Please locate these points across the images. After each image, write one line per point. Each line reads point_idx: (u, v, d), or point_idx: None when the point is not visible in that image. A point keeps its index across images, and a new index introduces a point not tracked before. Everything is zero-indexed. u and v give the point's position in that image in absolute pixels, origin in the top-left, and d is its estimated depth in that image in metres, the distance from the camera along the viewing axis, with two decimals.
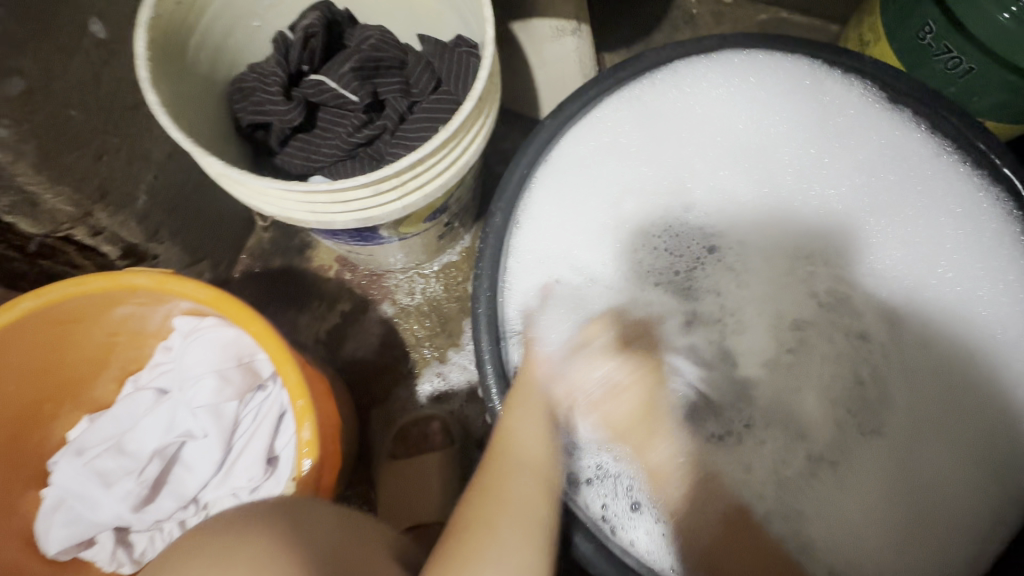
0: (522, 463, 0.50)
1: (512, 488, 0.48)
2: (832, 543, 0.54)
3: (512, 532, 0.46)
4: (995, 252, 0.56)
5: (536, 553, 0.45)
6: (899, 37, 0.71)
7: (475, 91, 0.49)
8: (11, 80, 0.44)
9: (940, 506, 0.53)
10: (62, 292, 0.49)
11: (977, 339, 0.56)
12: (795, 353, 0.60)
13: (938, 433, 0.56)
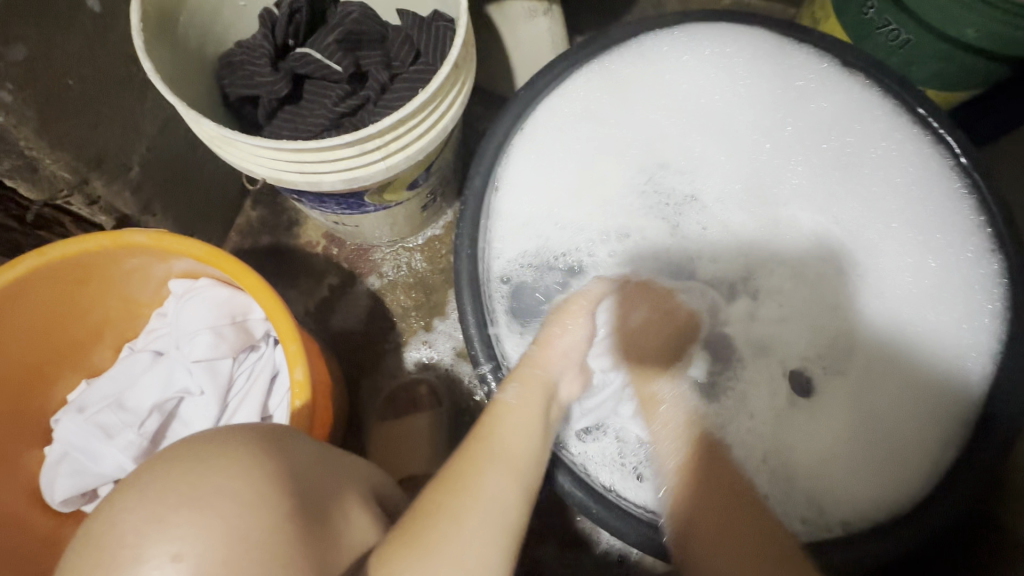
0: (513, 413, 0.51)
1: (501, 437, 0.49)
2: (803, 476, 0.57)
3: (499, 476, 0.46)
4: (944, 198, 0.61)
5: (522, 497, 0.46)
6: (846, 12, 0.76)
7: (452, 57, 0.53)
8: (13, 47, 0.47)
9: (898, 438, 0.57)
10: (65, 250, 0.52)
11: (929, 279, 0.60)
12: (759, 302, 0.65)
13: (896, 371, 0.59)
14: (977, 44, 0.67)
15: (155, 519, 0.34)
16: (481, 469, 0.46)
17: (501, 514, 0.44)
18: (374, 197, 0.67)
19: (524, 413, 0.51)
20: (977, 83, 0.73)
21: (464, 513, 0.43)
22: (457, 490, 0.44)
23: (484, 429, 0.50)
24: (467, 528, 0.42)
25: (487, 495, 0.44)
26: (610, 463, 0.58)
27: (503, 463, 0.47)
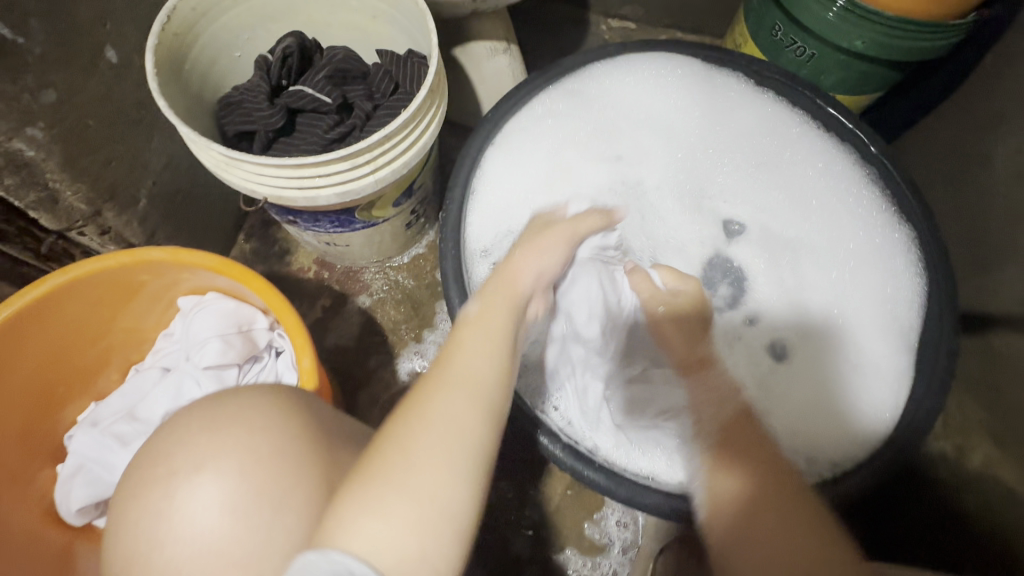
0: (473, 322, 0.48)
1: (455, 363, 0.44)
2: (788, 430, 0.65)
3: (452, 412, 0.41)
4: (863, 181, 0.71)
5: (484, 431, 0.41)
6: (760, 37, 0.90)
7: (428, 82, 0.62)
8: (46, 92, 0.53)
9: (854, 382, 0.67)
10: (86, 268, 0.57)
11: (869, 246, 0.71)
12: (724, 277, 0.77)
13: (847, 328, 0.70)
14: (867, 53, 0.80)
15: (204, 436, 0.44)
16: (433, 386, 0.43)
17: (450, 453, 0.39)
18: (364, 214, 0.74)
19: (486, 342, 0.47)
20: (875, 87, 0.87)
21: (424, 433, 0.40)
22: (418, 393, 0.42)
23: (447, 347, 0.47)
24: (428, 442, 0.39)
25: (444, 407, 0.41)
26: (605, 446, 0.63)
27: (457, 386, 0.43)
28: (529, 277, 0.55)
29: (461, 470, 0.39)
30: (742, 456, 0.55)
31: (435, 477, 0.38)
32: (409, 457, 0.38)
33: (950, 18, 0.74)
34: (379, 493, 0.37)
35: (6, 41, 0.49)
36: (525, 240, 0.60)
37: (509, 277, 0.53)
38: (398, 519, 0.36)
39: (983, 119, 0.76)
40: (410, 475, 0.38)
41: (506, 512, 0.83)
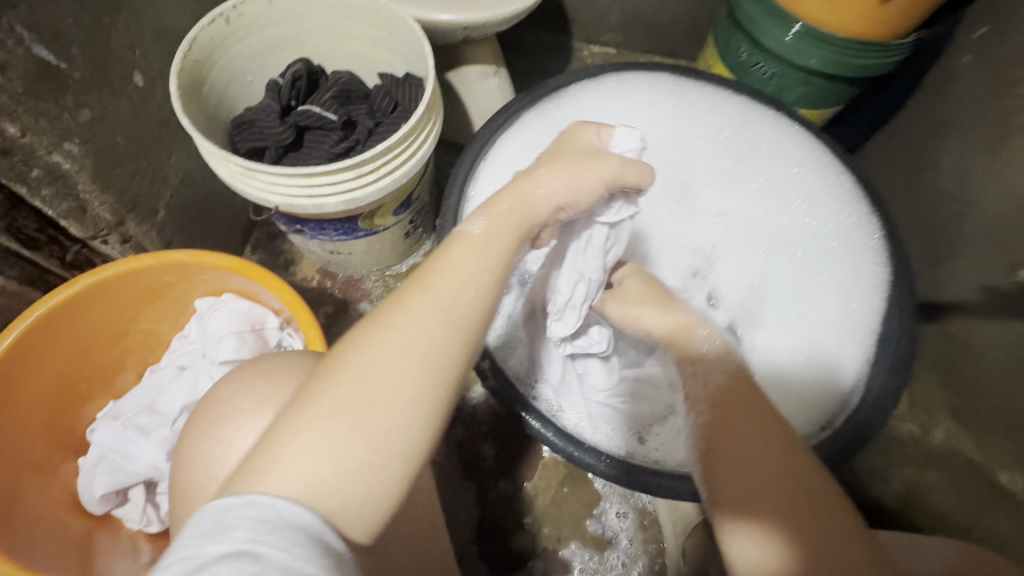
0: (472, 244, 0.46)
1: (440, 285, 0.43)
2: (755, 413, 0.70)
3: (416, 340, 0.40)
4: (826, 182, 0.77)
5: (448, 365, 0.41)
6: (727, 58, 0.99)
7: (426, 99, 0.69)
8: (82, 112, 0.59)
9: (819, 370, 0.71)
10: (115, 270, 0.63)
11: (832, 243, 0.76)
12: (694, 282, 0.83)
13: (810, 321, 0.75)
14: (822, 70, 0.88)
15: (241, 392, 0.47)
16: (411, 304, 0.42)
17: (405, 381, 0.39)
18: (366, 222, 0.80)
19: (477, 268, 0.45)
20: (834, 101, 0.95)
21: (382, 358, 0.39)
22: (395, 308, 0.42)
23: (434, 263, 0.45)
24: (391, 364, 0.39)
25: (417, 329, 0.41)
26: (582, 428, 0.66)
27: (438, 311, 0.42)
28: (549, 196, 0.50)
29: (418, 403, 0.39)
30: (738, 436, 0.50)
31: (390, 404, 0.38)
32: (368, 375, 0.38)
33: (891, 39, 0.83)
34: (331, 409, 0.37)
35: (51, 66, 0.55)
36: (551, 159, 0.54)
37: (524, 194, 0.50)
38: (343, 440, 0.36)
39: (929, 127, 0.83)
40: (366, 396, 0.38)
41: (503, 505, 0.87)
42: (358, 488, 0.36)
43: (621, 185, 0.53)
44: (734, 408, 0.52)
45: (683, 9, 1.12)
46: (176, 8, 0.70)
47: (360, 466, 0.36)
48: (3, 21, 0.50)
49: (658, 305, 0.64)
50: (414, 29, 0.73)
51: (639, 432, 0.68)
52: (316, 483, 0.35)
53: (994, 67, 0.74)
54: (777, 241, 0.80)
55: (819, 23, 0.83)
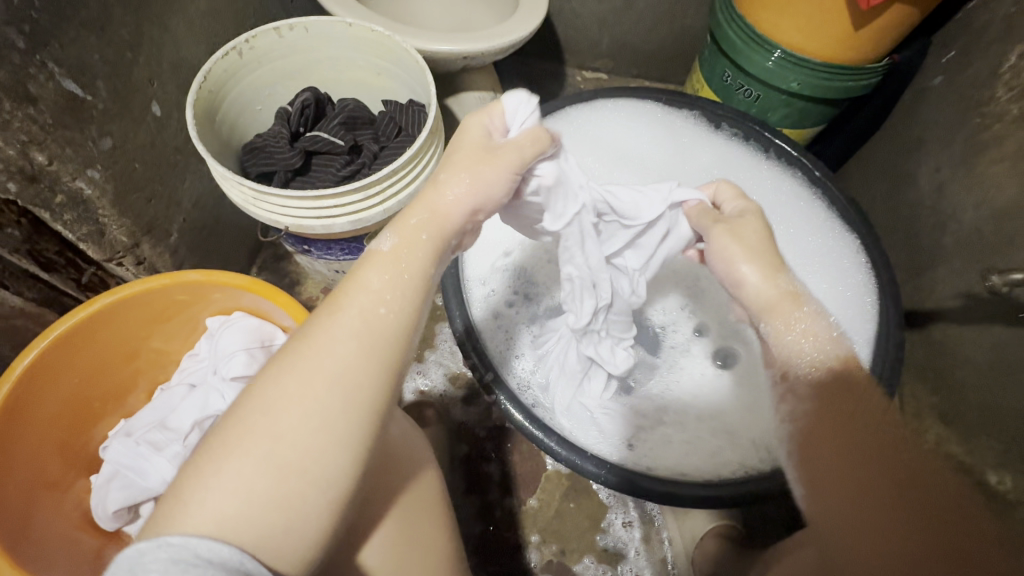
0: (382, 263, 0.44)
1: (351, 309, 0.41)
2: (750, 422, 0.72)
3: (333, 367, 0.39)
4: (807, 204, 0.81)
5: (366, 392, 0.39)
6: (713, 82, 1.04)
7: (429, 126, 0.73)
8: (105, 140, 0.63)
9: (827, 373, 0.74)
10: (132, 289, 0.65)
11: (823, 257, 0.80)
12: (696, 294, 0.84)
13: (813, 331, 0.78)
14: (802, 92, 0.93)
15: None
16: (320, 332, 0.40)
17: (316, 413, 0.38)
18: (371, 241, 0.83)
19: (398, 288, 0.43)
20: (815, 121, 1.00)
21: (298, 389, 0.38)
22: (306, 335, 0.41)
23: (345, 285, 0.43)
24: (299, 393, 0.38)
25: (328, 357, 0.39)
26: (581, 437, 0.68)
27: (352, 335, 0.40)
28: (468, 197, 0.46)
29: (334, 433, 0.38)
30: (826, 432, 0.48)
31: (305, 434, 0.37)
32: (278, 404, 0.38)
33: (867, 63, 0.88)
34: (242, 442, 0.37)
35: (79, 99, 0.58)
36: (448, 155, 0.48)
37: (432, 201, 0.46)
38: (254, 473, 0.36)
39: (906, 144, 0.88)
40: (277, 426, 0.37)
41: (507, 520, 0.88)
42: (274, 520, 0.36)
43: (530, 158, 0.48)
44: (822, 408, 0.49)
45: (670, 36, 1.18)
46: (193, 43, 0.74)
47: (273, 500, 0.36)
48: (37, 58, 0.54)
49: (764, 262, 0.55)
50: (417, 61, 0.78)
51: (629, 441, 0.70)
52: (230, 520, 0.35)
53: (963, 88, 0.79)
54: (760, 264, 0.85)
55: (796, 49, 0.88)
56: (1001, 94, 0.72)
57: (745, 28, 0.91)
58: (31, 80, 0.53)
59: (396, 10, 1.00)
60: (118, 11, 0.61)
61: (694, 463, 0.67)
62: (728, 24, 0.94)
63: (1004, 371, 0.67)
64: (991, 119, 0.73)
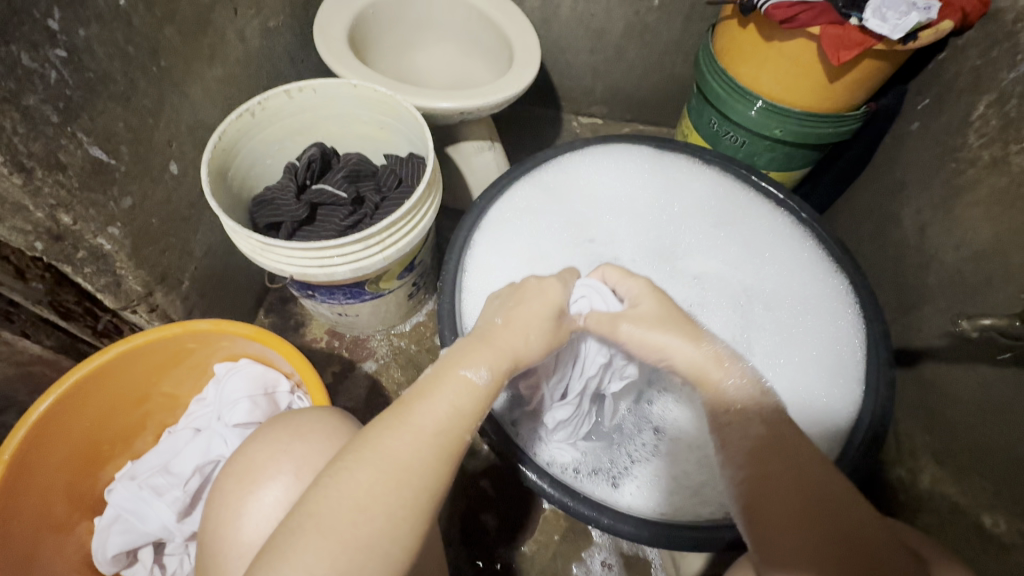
0: (477, 394, 0.48)
1: (447, 423, 0.46)
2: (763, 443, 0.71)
3: (412, 463, 0.43)
4: (799, 242, 0.83)
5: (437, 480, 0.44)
6: (701, 128, 1.09)
7: (426, 178, 0.78)
8: (125, 199, 0.67)
9: (820, 413, 0.72)
10: (146, 337, 0.69)
11: (811, 294, 0.80)
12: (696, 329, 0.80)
13: (816, 370, 0.75)
14: (785, 139, 0.97)
15: (270, 444, 0.52)
16: (418, 441, 0.44)
17: (390, 501, 0.41)
18: (372, 286, 0.86)
19: (472, 398, 0.47)
20: (800, 164, 1.04)
21: (378, 477, 0.42)
22: (397, 436, 0.44)
23: (433, 391, 0.47)
24: (402, 493, 0.42)
25: (426, 466, 0.43)
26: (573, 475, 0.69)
27: (427, 432, 0.44)
28: (526, 333, 0.53)
29: (403, 521, 0.42)
30: (772, 483, 0.47)
31: (382, 518, 0.41)
32: (385, 502, 0.41)
33: (845, 110, 0.92)
34: (348, 531, 0.40)
35: (104, 163, 0.63)
36: (518, 304, 0.55)
37: (512, 346, 0.52)
38: (365, 559, 0.40)
39: (889, 186, 0.91)
40: (385, 523, 0.41)
41: (505, 564, 0.88)
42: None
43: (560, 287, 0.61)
44: (771, 457, 0.48)
45: (659, 84, 1.24)
46: (209, 106, 0.80)
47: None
48: (69, 129, 0.59)
49: (685, 333, 0.58)
50: (416, 117, 0.83)
51: (613, 477, 0.71)
52: None
53: (938, 133, 0.82)
54: (754, 296, 0.82)
55: (776, 99, 0.93)
56: (972, 141, 0.76)
57: (726, 79, 0.96)
58: (62, 150, 0.58)
59: (399, 67, 1.07)
60: (142, 84, 0.67)
61: (678, 501, 0.67)
62: (711, 75, 0.99)
63: (993, 410, 0.68)
64: (965, 163, 0.76)
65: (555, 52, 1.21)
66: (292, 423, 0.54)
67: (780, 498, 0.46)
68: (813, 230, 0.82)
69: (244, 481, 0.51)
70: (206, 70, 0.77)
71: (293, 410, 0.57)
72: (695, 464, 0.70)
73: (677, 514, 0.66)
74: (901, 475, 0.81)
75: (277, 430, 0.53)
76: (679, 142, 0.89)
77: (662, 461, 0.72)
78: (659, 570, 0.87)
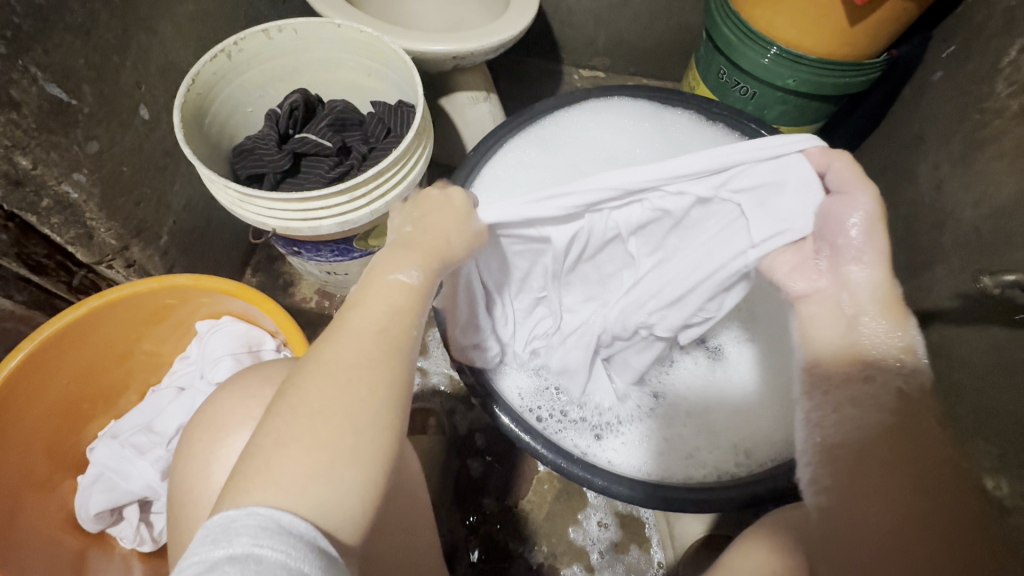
0: (388, 284, 0.45)
1: (369, 324, 0.42)
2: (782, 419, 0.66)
3: (353, 378, 0.39)
4: None
5: (389, 399, 0.40)
6: (709, 79, 1.02)
7: (415, 127, 0.73)
8: (91, 144, 0.63)
9: None
10: (120, 293, 0.66)
11: None
12: None
13: None
14: (799, 90, 0.91)
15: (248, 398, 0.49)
16: (337, 346, 0.40)
17: (335, 419, 0.37)
18: (361, 243, 0.83)
19: (405, 300, 0.44)
20: (813, 118, 0.98)
21: (324, 397, 0.38)
22: (341, 350, 0.40)
23: (352, 304, 0.43)
24: (335, 398, 0.38)
25: (357, 364, 0.40)
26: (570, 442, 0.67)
27: (375, 342, 0.41)
28: (428, 222, 0.49)
29: (361, 446, 0.38)
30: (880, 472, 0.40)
31: (332, 435, 0.37)
32: (322, 412, 0.37)
33: (865, 58, 0.86)
34: (300, 462, 0.36)
35: (63, 103, 0.59)
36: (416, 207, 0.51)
37: (417, 230, 0.48)
38: (306, 487, 0.35)
39: (905, 141, 0.86)
40: (322, 434, 0.37)
41: (497, 522, 0.87)
42: (346, 530, 0.36)
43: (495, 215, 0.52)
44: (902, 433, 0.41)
45: (667, 33, 1.17)
46: (182, 46, 0.74)
47: (337, 510, 0.36)
48: (19, 63, 0.54)
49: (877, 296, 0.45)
50: (405, 61, 0.77)
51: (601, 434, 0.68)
52: None
53: (962, 82, 0.76)
54: None
55: (793, 45, 0.87)
56: (1000, 89, 0.70)
57: (739, 24, 0.90)
58: (13, 85, 0.54)
59: (388, 10, 1.00)
60: (103, 16, 0.61)
61: (667, 462, 0.65)
62: (722, 19, 0.93)
63: (1003, 373, 0.66)
64: (991, 114, 0.71)
65: None
66: (272, 371, 0.52)
67: (881, 478, 0.40)
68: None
69: (216, 439, 0.48)
70: (175, 5, 0.71)
71: (274, 363, 0.55)
72: (692, 430, 0.68)
73: (666, 475, 0.64)
74: None
75: (255, 379, 0.51)
76: (682, 94, 0.83)
77: (656, 423, 0.69)
78: (653, 529, 0.87)
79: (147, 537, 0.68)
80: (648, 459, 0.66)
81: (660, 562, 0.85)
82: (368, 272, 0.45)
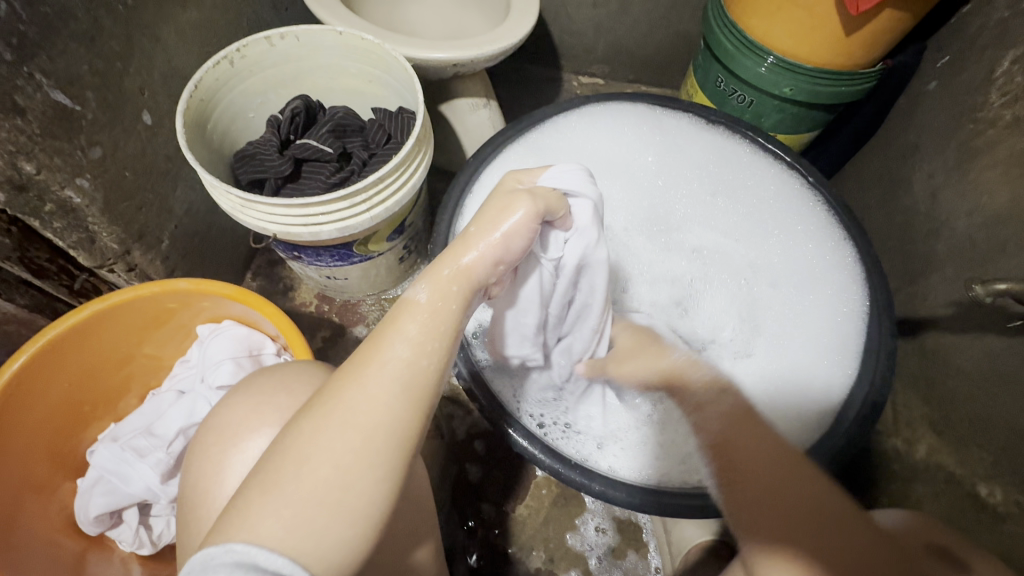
0: (419, 315, 0.44)
1: (394, 359, 0.42)
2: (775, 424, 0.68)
3: (369, 418, 0.40)
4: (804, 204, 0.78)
5: (405, 441, 0.41)
6: (706, 87, 1.03)
7: (415, 133, 0.73)
8: (94, 149, 0.63)
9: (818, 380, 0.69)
10: (122, 297, 0.66)
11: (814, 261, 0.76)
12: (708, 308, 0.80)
13: (820, 344, 0.72)
14: (796, 98, 0.92)
15: (251, 402, 0.50)
16: (360, 382, 0.41)
17: (348, 457, 0.39)
18: (360, 247, 0.83)
19: (432, 336, 0.44)
20: (809, 126, 0.99)
21: (338, 434, 0.39)
22: (361, 388, 0.41)
23: (380, 335, 0.43)
24: (348, 434, 0.39)
25: (377, 405, 0.40)
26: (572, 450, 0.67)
27: (397, 383, 0.41)
28: (470, 236, 0.47)
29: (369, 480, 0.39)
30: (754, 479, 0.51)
31: (340, 469, 0.38)
32: (331, 451, 0.38)
33: (860, 67, 0.87)
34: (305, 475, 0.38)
35: (67, 108, 0.59)
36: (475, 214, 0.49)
37: (454, 256, 0.46)
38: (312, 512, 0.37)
39: (900, 150, 0.87)
40: (335, 467, 0.38)
41: (495, 527, 0.87)
42: (341, 542, 0.37)
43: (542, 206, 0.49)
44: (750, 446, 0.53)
45: (665, 41, 1.18)
46: (184, 53, 0.75)
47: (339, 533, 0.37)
48: (24, 69, 0.54)
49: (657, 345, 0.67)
50: (406, 67, 0.78)
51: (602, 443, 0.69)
52: None
53: (957, 92, 0.77)
54: (759, 273, 0.80)
55: (790, 54, 0.88)
56: (993, 99, 0.71)
57: (736, 33, 0.91)
58: (18, 91, 0.54)
59: (389, 17, 1.01)
60: (107, 23, 0.62)
61: (665, 468, 0.66)
62: (720, 28, 0.94)
63: (998, 380, 0.66)
64: (984, 124, 0.72)
65: (555, 4, 1.15)
66: (280, 377, 0.52)
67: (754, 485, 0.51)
68: (823, 196, 0.76)
69: (217, 445, 0.49)
70: (178, 12, 0.72)
71: (275, 367, 0.55)
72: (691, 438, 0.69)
73: (665, 481, 0.65)
74: (896, 445, 0.80)
75: (257, 384, 0.52)
76: (686, 103, 0.83)
77: (652, 429, 0.70)
78: (650, 535, 0.87)
79: (146, 540, 0.69)
80: (645, 464, 0.67)
81: (657, 568, 0.85)
82: (400, 304, 0.44)
